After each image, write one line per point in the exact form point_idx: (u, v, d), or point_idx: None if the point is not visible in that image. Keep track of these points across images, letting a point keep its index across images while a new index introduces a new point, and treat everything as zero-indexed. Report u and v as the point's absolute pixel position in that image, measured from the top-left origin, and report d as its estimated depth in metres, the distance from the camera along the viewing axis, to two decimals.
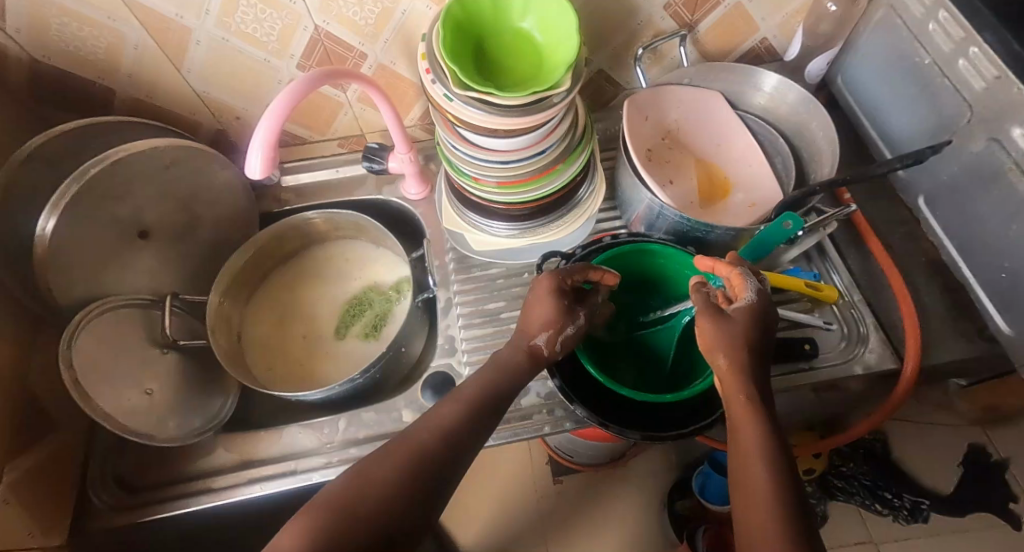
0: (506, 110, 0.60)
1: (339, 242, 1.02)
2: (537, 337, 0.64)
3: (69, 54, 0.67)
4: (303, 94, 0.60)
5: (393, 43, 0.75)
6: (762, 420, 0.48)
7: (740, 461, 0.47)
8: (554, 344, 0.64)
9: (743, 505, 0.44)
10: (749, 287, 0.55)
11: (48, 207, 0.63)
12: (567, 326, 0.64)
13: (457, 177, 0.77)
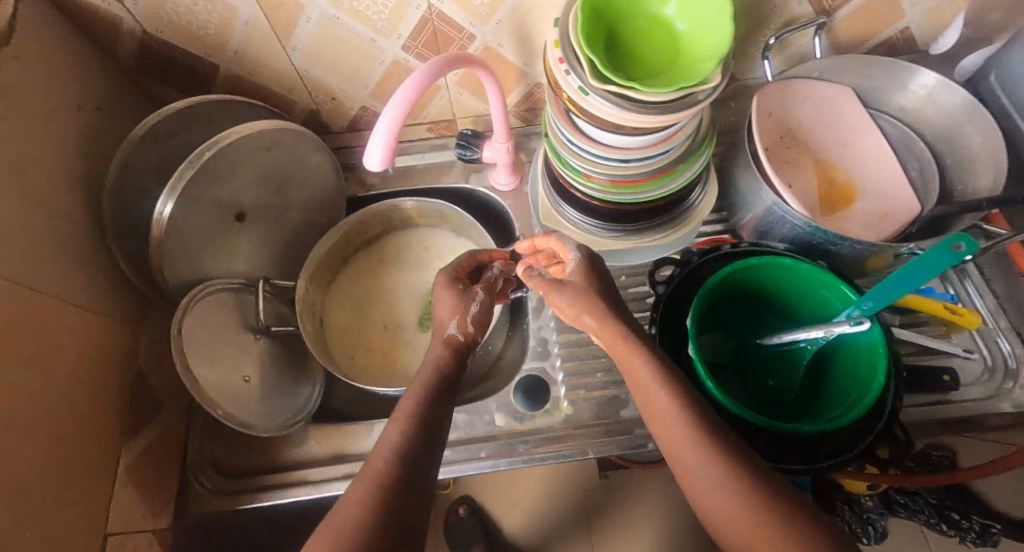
0: (645, 105, 0.54)
1: (420, 230, 0.99)
2: (457, 324, 0.58)
3: (181, 29, 0.65)
4: (429, 83, 0.56)
5: (505, 25, 0.70)
6: (654, 364, 0.48)
7: (650, 407, 0.48)
8: (466, 328, 0.58)
9: (680, 461, 0.45)
10: (572, 248, 0.58)
11: (166, 191, 0.61)
12: (471, 306, 0.60)
13: (566, 172, 0.73)
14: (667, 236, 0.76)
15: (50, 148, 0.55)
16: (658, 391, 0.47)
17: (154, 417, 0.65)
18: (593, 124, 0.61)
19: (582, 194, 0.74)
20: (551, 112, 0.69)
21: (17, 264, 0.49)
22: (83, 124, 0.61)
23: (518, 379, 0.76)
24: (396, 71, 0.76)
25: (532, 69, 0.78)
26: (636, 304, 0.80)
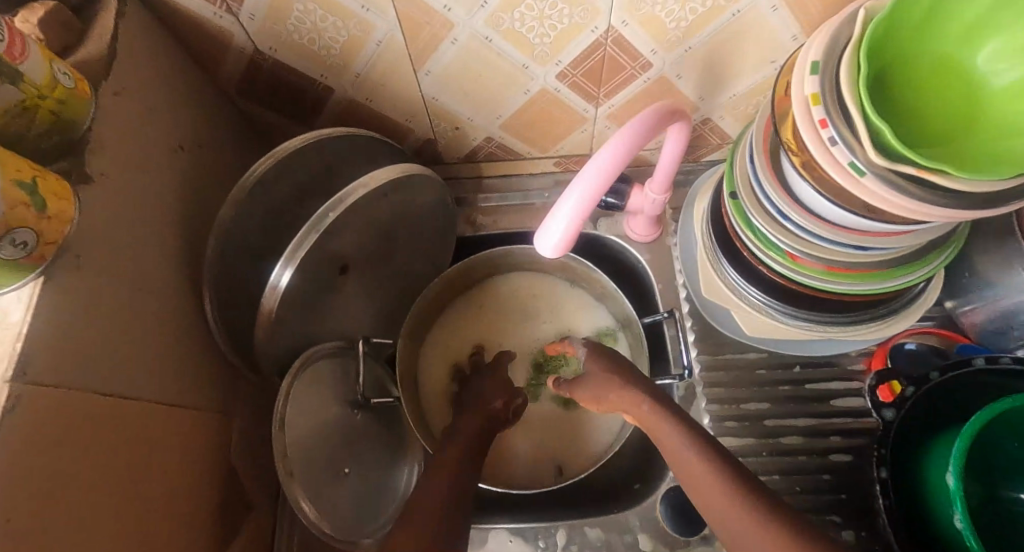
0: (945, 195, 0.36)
1: (528, 276, 0.82)
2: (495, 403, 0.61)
3: (300, 49, 0.52)
4: (638, 147, 0.41)
5: (696, 52, 0.54)
6: (678, 420, 0.46)
7: (685, 470, 0.43)
8: (507, 410, 0.62)
9: (708, 508, 0.40)
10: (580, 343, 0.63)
11: (285, 257, 0.49)
12: (516, 398, 0.64)
13: (756, 246, 0.57)
14: (876, 331, 0.59)
15: (147, 206, 0.44)
16: (689, 454, 0.43)
17: (246, 516, 0.55)
18: (839, 205, 0.45)
19: (772, 274, 0.58)
20: (754, 173, 0.53)
21: (109, 369, 0.38)
22: (183, 169, 0.49)
23: (662, 489, 0.64)
24: (541, 102, 0.62)
25: (707, 103, 0.62)
26: (815, 406, 0.64)
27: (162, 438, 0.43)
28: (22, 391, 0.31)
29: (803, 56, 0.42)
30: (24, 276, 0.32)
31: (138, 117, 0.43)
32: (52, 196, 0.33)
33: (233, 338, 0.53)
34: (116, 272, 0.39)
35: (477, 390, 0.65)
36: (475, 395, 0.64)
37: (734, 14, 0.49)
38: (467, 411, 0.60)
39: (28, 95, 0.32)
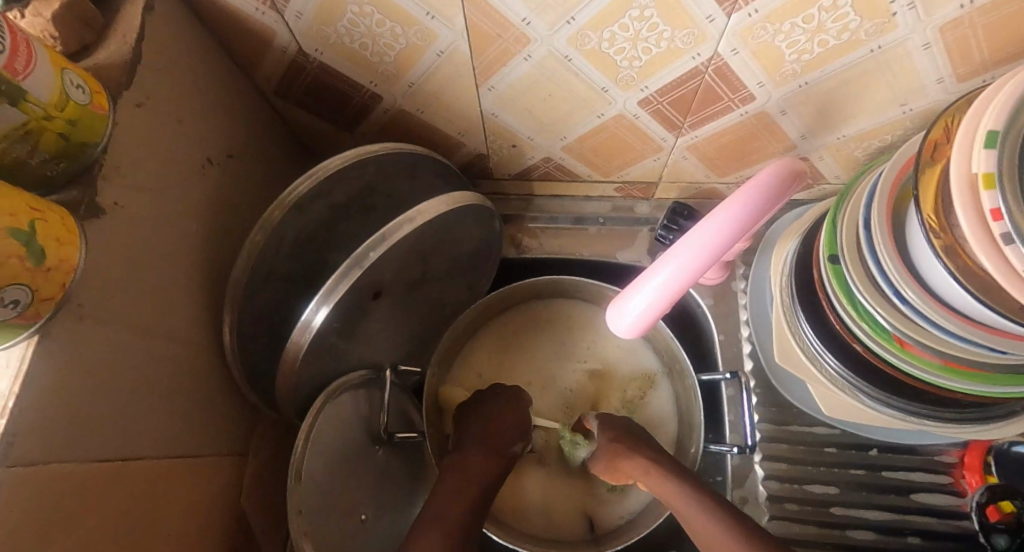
0: None
1: (566, 302, 0.73)
2: (502, 435, 0.54)
3: (349, 54, 0.46)
4: (752, 222, 0.36)
5: (811, 89, 0.45)
6: (691, 486, 0.46)
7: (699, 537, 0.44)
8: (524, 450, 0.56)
9: None
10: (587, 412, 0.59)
11: (323, 297, 0.46)
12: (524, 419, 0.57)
13: (852, 319, 0.49)
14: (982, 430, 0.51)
15: (166, 232, 0.38)
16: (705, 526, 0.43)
17: None
18: (987, 304, 0.36)
19: (866, 352, 0.50)
20: (865, 237, 0.44)
21: (110, 428, 0.33)
22: (209, 185, 0.44)
23: None
24: (613, 127, 0.54)
25: (807, 143, 0.54)
26: (891, 497, 0.57)
27: (167, 496, 0.38)
28: (3, 476, 0.26)
29: (970, 119, 0.34)
30: (13, 336, 0.26)
31: (163, 130, 0.38)
32: (53, 242, 0.28)
33: (253, 372, 0.48)
34: (124, 315, 0.34)
35: (484, 414, 0.56)
36: (487, 423, 0.55)
37: (873, 50, 0.40)
38: (470, 443, 0.53)
39: (34, 116, 0.27)
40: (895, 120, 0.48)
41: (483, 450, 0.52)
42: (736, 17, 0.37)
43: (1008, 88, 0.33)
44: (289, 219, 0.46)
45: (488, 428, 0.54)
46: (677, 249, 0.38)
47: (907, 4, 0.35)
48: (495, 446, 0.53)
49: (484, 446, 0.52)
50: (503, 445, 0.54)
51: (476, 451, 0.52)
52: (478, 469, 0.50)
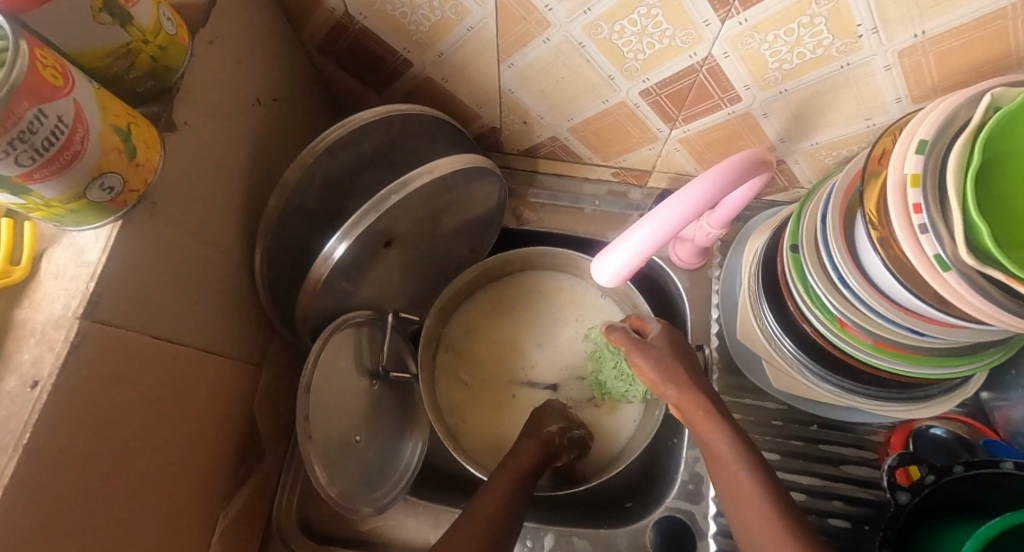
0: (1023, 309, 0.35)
1: (558, 274, 0.79)
2: (556, 434, 0.62)
3: (390, 22, 0.52)
4: (712, 199, 0.43)
5: (791, 96, 0.52)
6: (730, 429, 0.49)
7: (721, 469, 0.48)
8: (562, 437, 0.62)
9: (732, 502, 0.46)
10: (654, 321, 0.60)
11: (344, 230, 0.51)
12: (574, 431, 0.64)
13: (806, 304, 0.55)
14: (906, 412, 0.58)
15: (220, 156, 0.44)
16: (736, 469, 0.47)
17: (255, 469, 0.56)
18: (911, 290, 0.42)
19: (815, 335, 0.56)
20: (822, 231, 0.51)
21: (161, 312, 0.39)
22: (255, 122, 0.49)
23: (656, 512, 0.64)
24: (617, 114, 0.60)
25: (785, 146, 0.60)
26: (823, 467, 0.64)
27: (195, 383, 0.44)
28: (89, 328, 0.32)
29: (910, 129, 0.39)
30: (103, 216, 0.33)
31: (226, 68, 0.44)
32: (142, 145, 0.34)
33: (274, 294, 0.54)
34: (184, 221, 0.40)
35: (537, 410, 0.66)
36: (537, 416, 0.65)
37: (843, 66, 0.46)
38: (525, 433, 0.62)
39: (134, 38, 0.33)
40: (859, 132, 0.54)
41: (536, 448, 0.59)
42: (729, 24, 0.44)
43: (944, 104, 0.39)
44: (321, 161, 0.52)
45: (544, 429, 0.62)
46: (656, 212, 0.44)
47: (871, 29, 0.41)
48: (547, 444, 0.60)
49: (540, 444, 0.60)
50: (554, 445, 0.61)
51: (533, 447, 0.59)
52: (529, 464, 0.57)
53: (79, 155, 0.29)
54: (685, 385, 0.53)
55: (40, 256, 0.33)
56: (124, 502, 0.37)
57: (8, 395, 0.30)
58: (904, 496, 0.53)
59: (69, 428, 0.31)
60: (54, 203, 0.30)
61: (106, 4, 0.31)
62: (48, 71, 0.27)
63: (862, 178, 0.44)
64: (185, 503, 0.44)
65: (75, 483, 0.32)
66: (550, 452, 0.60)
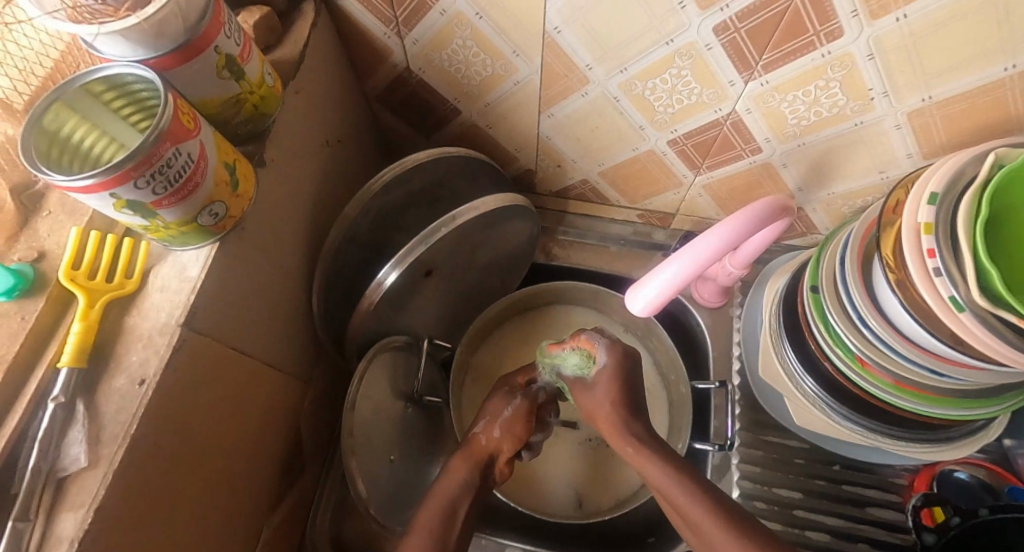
0: None
1: (584, 308, 0.82)
2: (485, 435, 0.57)
3: (446, 76, 0.59)
4: (736, 241, 0.47)
5: (809, 149, 0.56)
6: (660, 459, 0.49)
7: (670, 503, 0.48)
8: (491, 431, 0.57)
9: None
10: (600, 343, 0.55)
11: (396, 259, 0.55)
12: (505, 411, 0.58)
13: (828, 343, 0.57)
14: (930, 453, 0.59)
15: (296, 189, 0.50)
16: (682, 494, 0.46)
17: (295, 483, 0.59)
18: (928, 329, 0.44)
19: (837, 373, 0.58)
20: (841, 274, 0.54)
21: (240, 327, 0.43)
22: (323, 160, 0.55)
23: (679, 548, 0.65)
24: (644, 160, 0.65)
25: (803, 195, 0.64)
26: (846, 508, 0.65)
27: (257, 394, 0.47)
28: (187, 336, 0.36)
29: (921, 182, 0.43)
30: (207, 238, 0.38)
31: (305, 114, 0.50)
32: (243, 178, 0.39)
33: (326, 316, 0.59)
34: (263, 246, 0.45)
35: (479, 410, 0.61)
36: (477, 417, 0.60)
37: (856, 124, 0.50)
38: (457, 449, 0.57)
39: (243, 90, 0.39)
40: (873, 185, 0.58)
41: (463, 460, 0.55)
42: (751, 84, 0.49)
43: (951, 162, 0.43)
44: (378, 196, 0.57)
45: (472, 436, 0.57)
46: (684, 249, 0.48)
47: (881, 93, 0.45)
48: (475, 451, 0.56)
49: (469, 457, 0.55)
50: (487, 447, 0.56)
51: (460, 464, 0.55)
52: (461, 475, 0.54)
53: (197, 185, 0.34)
54: (614, 420, 0.53)
55: (149, 271, 0.38)
56: (192, 498, 0.40)
57: (118, 391, 0.34)
58: (930, 538, 0.55)
59: (162, 425, 0.35)
60: (172, 225, 0.35)
61: (228, 63, 0.37)
62: (184, 117, 0.32)
63: (879, 225, 0.48)
64: (237, 509, 0.47)
65: (160, 478, 0.36)
66: (482, 460, 0.56)
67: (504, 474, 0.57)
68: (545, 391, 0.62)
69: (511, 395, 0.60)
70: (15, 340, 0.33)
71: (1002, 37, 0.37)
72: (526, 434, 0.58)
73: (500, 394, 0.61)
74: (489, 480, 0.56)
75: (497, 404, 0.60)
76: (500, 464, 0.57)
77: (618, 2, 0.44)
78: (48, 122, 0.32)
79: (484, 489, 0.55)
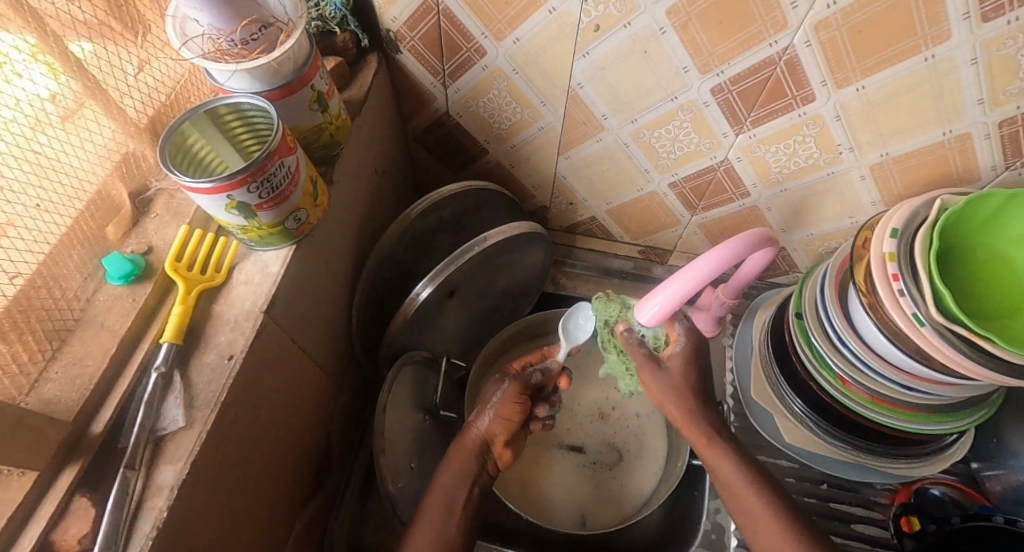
0: (989, 362, 0.43)
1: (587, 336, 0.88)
2: (476, 424, 0.59)
3: (480, 121, 0.68)
4: (714, 276, 0.54)
5: (791, 195, 0.64)
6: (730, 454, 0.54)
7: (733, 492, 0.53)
8: (479, 414, 0.60)
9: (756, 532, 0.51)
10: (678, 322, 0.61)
11: (429, 276, 0.62)
12: (494, 397, 0.61)
13: (813, 363, 0.64)
14: (905, 468, 0.65)
15: (350, 210, 0.57)
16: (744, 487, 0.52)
17: (321, 486, 0.62)
18: (897, 345, 0.51)
19: (821, 392, 0.64)
20: (822, 301, 0.61)
21: (301, 325, 0.49)
22: (370, 187, 0.63)
23: None
24: (648, 200, 0.74)
25: (787, 236, 0.72)
26: (835, 525, 0.68)
27: (304, 389, 0.52)
28: (267, 322, 0.42)
29: (884, 219, 0.50)
30: (288, 239, 0.44)
31: (361, 145, 0.58)
32: (320, 192, 0.46)
33: (362, 327, 0.64)
34: (324, 255, 0.51)
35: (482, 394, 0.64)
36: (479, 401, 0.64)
37: (828, 174, 0.59)
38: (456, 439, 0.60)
39: (325, 121, 0.47)
40: (845, 228, 0.66)
41: (470, 443, 0.58)
42: (741, 137, 0.58)
43: (907, 205, 0.50)
44: (415, 221, 0.64)
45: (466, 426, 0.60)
46: (671, 282, 0.56)
47: (848, 148, 0.55)
48: (469, 439, 0.59)
49: (476, 450, 0.58)
50: (480, 435, 0.59)
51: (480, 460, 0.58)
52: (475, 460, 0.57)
53: (289, 195, 0.41)
54: None
55: (234, 267, 0.44)
56: (249, 476, 0.44)
57: (209, 365, 0.39)
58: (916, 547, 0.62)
59: (241, 401, 0.40)
60: (264, 227, 0.41)
61: (318, 99, 0.44)
62: (288, 139, 0.39)
63: (852, 258, 0.55)
64: (277, 497, 0.50)
65: (233, 450, 0.40)
66: (480, 448, 0.58)
67: (502, 460, 0.60)
68: (539, 375, 0.65)
69: (501, 380, 0.64)
70: (127, 318, 0.38)
71: (940, 106, 0.47)
72: (517, 415, 0.61)
73: (493, 382, 0.65)
74: (487, 468, 0.58)
75: (490, 391, 0.64)
76: (495, 452, 0.59)
77: (633, 65, 0.53)
78: (177, 138, 0.39)
79: (482, 479, 0.58)
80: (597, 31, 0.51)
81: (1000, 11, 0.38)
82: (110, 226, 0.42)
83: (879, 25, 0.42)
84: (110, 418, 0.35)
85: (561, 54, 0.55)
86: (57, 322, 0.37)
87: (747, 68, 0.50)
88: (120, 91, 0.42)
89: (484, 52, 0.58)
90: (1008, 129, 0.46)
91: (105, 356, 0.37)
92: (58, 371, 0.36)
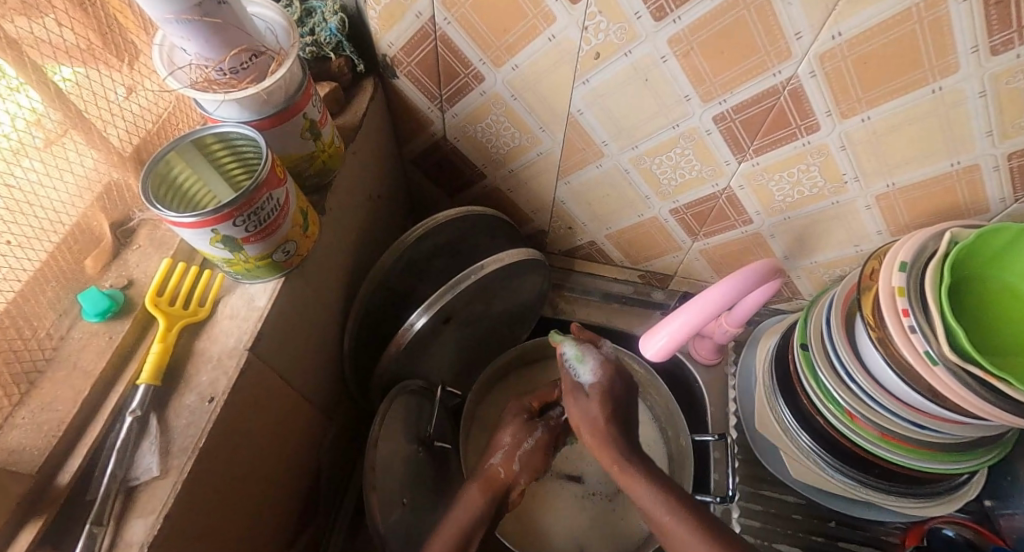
0: (1007, 405, 0.41)
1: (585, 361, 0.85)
2: (501, 467, 0.56)
3: (477, 145, 0.67)
4: (720, 308, 0.54)
5: (794, 222, 0.63)
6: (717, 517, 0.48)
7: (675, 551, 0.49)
8: (509, 463, 0.57)
9: None
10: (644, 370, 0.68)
11: (425, 304, 0.60)
12: (525, 442, 0.58)
13: (819, 396, 0.62)
14: (915, 507, 0.63)
15: (342, 238, 0.55)
16: (664, 515, 0.47)
17: (309, 522, 0.59)
18: (908, 383, 0.49)
19: (828, 426, 0.62)
20: (828, 332, 0.59)
21: (288, 359, 0.47)
22: (364, 214, 0.61)
23: None
24: (648, 225, 0.72)
25: (790, 263, 0.70)
26: None
27: (291, 425, 0.50)
28: (251, 360, 0.40)
29: (891, 252, 0.49)
30: (277, 272, 0.42)
31: (355, 171, 0.57)
32: (312, 222, 0.45)
33: (353, 356, 0.62)
34: (315, 285, 0.49)
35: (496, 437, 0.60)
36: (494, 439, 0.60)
37: (833, 204, 0.58)
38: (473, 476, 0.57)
39: (317, 149, 0.46)
40: (850, 256, 0.64)
41: (490, 482, 0.55)
42: (744, 164, 0.57)
43: (916, 237, 0.49)
44: (410, 248, 0.62)
45: (489, 466, 0.57)
46: (684, 308, 0.55)
47: (853, 177, 0.53)
48: (493, 482, 0.56)
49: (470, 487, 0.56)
50: (504, 478, 0.56)
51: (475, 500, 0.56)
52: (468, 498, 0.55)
53: (278, 227, 0.39)
54: None
55: (219, 301, 0.42)
56: (230, 522, 0.42)
57: (188, 408, 0.37)
58: None
59: (221, 444, 0.38)
60: (251, 260, 0.39)
61: (310, 126, 0.43)
62: (277, 170, 0.37)
63: (860, 289, 0.53)
64: (260, 540, 0.48)
65: (212, 497, 0.38)
66: (499, 493, 0.56)
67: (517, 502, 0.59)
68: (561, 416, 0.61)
69: (530, 424, 0.59)
70: (102, 357, 0.36)
71: (949, 138, 0.45)
72: (544, 466, 0.59)
73: (517, 422, 0.60)
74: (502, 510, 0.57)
75: (516, 432, 0.59)
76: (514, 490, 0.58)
77: (634, 92, 0.52)
78: (160, 168, 0.37)
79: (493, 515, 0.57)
80: (597, 58, 0.50)
81: (1010, 45, 0.37)
82: (89, 259, 0.40)
83: (886, 56, 0.41)
84: (78, 468, 0.33)
85: (561, 82, 0.54)
86: (26, 363, 0.35)
87: (751, 97, 0.49)
88: (104, 120, 0.40)
89: (482, 78, 0.57)
90: (1018, 161, 0.45)
91: (77, 400, 0.35)
92: (24, 417, 0.34)
